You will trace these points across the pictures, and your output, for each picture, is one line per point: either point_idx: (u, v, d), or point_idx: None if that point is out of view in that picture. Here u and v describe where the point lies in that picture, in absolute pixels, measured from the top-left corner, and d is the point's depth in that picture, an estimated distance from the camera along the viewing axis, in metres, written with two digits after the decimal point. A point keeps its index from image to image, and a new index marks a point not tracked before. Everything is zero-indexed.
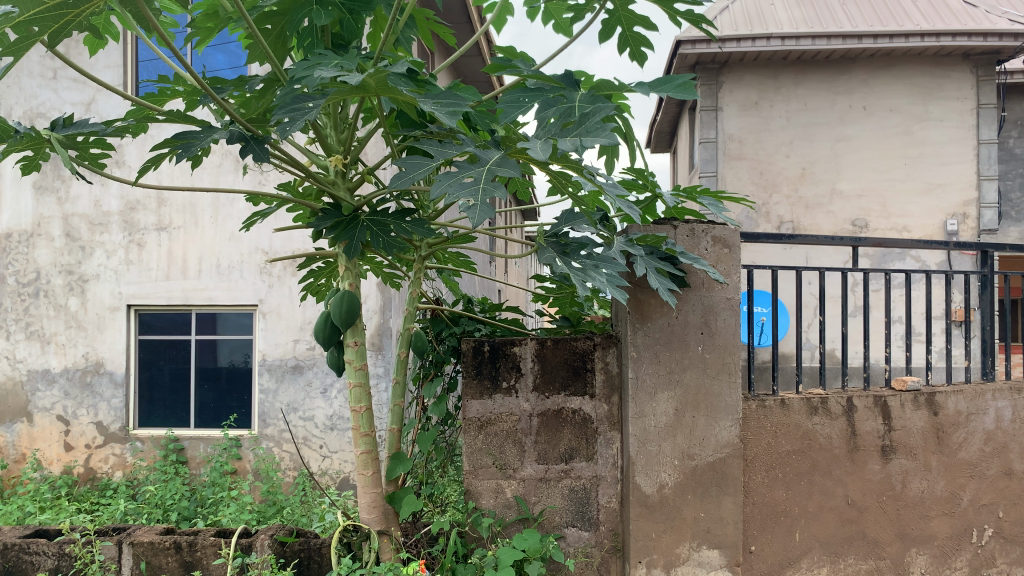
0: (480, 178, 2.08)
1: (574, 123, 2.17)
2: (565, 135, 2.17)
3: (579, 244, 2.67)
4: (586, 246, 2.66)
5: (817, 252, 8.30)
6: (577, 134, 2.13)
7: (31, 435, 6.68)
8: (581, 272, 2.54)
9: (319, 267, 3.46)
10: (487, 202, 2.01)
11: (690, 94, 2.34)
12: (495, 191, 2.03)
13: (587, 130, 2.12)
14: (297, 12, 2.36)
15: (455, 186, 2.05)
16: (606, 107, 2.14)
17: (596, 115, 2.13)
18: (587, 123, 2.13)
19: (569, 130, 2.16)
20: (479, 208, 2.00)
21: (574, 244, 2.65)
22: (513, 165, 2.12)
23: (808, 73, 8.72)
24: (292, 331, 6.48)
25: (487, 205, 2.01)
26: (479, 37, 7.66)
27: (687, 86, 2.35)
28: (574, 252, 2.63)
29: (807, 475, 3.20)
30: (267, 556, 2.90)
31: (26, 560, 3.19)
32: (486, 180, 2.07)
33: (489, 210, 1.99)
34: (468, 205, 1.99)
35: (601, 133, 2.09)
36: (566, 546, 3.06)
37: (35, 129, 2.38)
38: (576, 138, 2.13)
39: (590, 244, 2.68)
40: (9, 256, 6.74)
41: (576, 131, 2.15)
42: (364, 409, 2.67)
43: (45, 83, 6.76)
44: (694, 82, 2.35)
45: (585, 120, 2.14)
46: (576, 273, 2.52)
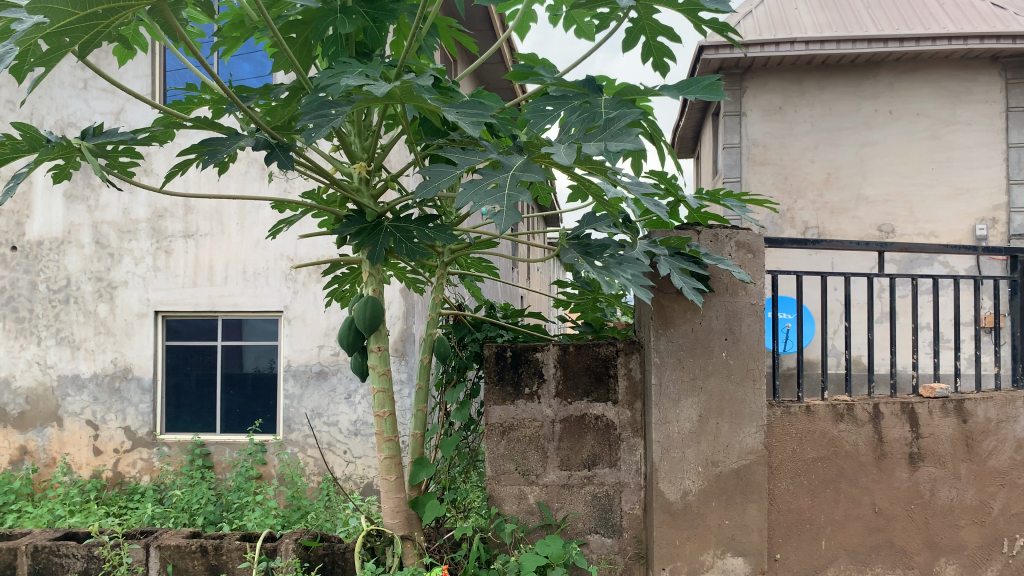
0: (505, 184, 2.09)
1: (598, 128, 2.19)
2: (589, 140, 2.18)
3: (601, 244, 2.67)
4: (610, 247, 2.65)
5: (842, 257, 8.23)
6: (602, 138, 2.15)
7: (62, 440, 6.77)
8: (605, 271, 2.54)
9: (343, 272, 3.49)
10: (512, 207, 2.01)
11: (717, 95, 2.37)
12: (520, 195, 2.04)
13: (611, 134, 2.13)
14: (322, 20, 2.39)
15: (478, 194, 2.08)
16: (631, 112, 2.16)
17: (622, 120, 2.15)
18: (612, 128, 2.15)
19: (594, 135, 2.17)
20: (504, 214, 2.00)
21: (596, 245, 2.63)
22: (537, 170, 2.12)
23: (833, 77, 8.64)
24: (316, 337, 6.53)
25: (513, 209, 2.01)
26: (501, 44, 7.68)
27: (713, 88, 2.37)
28: (596, 253, 2.62)
29: (834, 482, 3.16)
30: (291, 559, 2.95)
31: (56, 561, 3.23)
32: (511, 186, 2.08)
33: (515, 213, 2.01)
34: (494, 210, 2.02)
35: (626, 138, 2.10)
36: (589, 552, 3.05)
37: (67, 138, 2.43)
38: (601, 142, 2.14)
39: (611, 244, 2.66)
40: (40, 263, 6.86)
41: (602, 135, 2.16)
42: (388, 414, 2.69)
43: (76, 94, 6.89)
44: (720, 82, 2.38)
45: (611, 125, 2.15)
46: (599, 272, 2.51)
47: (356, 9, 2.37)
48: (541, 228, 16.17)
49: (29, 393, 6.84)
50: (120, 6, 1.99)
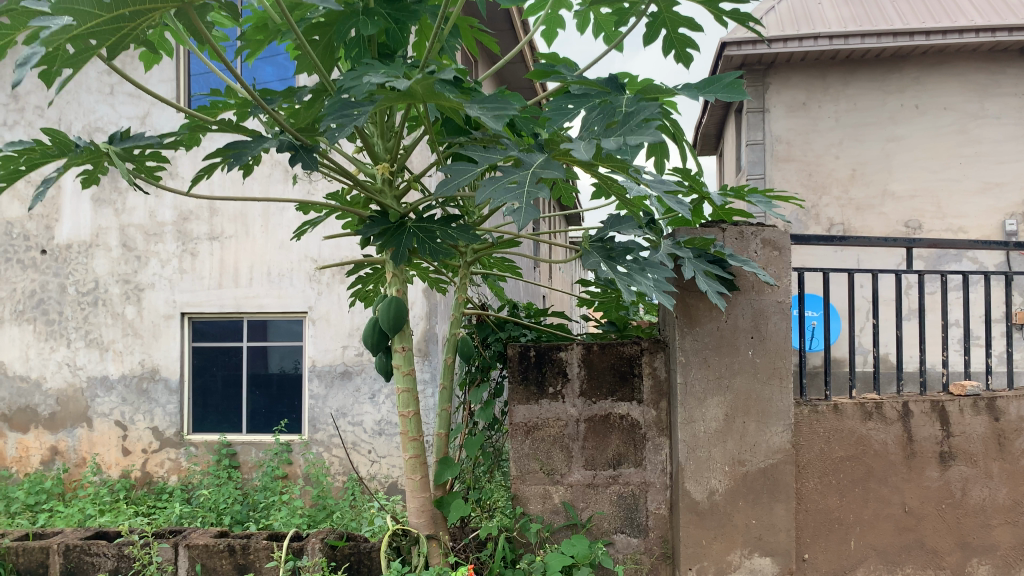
0: (525, 181, 2.10)
1: (618, 122, 2.17)
2: (610, 135, 2.17)
3: (624, 249, 2.66)
4: (633, 251, 2.65)
5: (869, 254, 8.13)
6: (620, 133, 2.13)
7: (91, 440, 6.86)
8: (627, 277, 2.55)
9: (367, 273, 3.51)
10: (531, 205, 2.03)
11: (738, 94, 2.39)
12: (539, 192, 2.05)
13: (631, 129, 2.11)
14: (345, 22, 2.40)
15: (499, 191, 2.08)
16: (650, 105, 2.12)
17: (641, 114, 2.12)
18: (631, 122, 2.12)
19: (613, 130, 2.16)
20: (524, 211, 2.02)
21: (619, 248, 2.63)
22: (556, 166, 2.12)
23: (858, 72, 8.55)
24: (340, 337, 6.56)
25: (532, 207, 2.03)
26: (522, 44, 7.68)
27: (734, 87, 2.40)
28: (620, 257, 2.62)
29: (862, 482, 3.13)
30: (318, 559, 2.97)
31: (87, 560, 3.27)
32: (531, 183, 2.08)
33: (534, 211, 2.03)
34: (513, 209, 2.03)
35: (645, 132, 2.08)
36: (615, 552, 3.04)
37: (95, 142, 2.46)
38: (620, 138, 2.12)
39: (635, 247, 2.66)
40: (69, 266, 6.96)
41: (620, 130, 2.15)
42: (413, 413, 2.70)
43: (103, 99, 6.98)
44: (742, 80, 2.39)
45: (629, 120, 2.13)
46: (622, 277, 2.54)
47: (379, 10, 2.38)
48: (563, 226, 16.17)
49: (59, 394, 6.93)
50: (147, 9, 2.01)
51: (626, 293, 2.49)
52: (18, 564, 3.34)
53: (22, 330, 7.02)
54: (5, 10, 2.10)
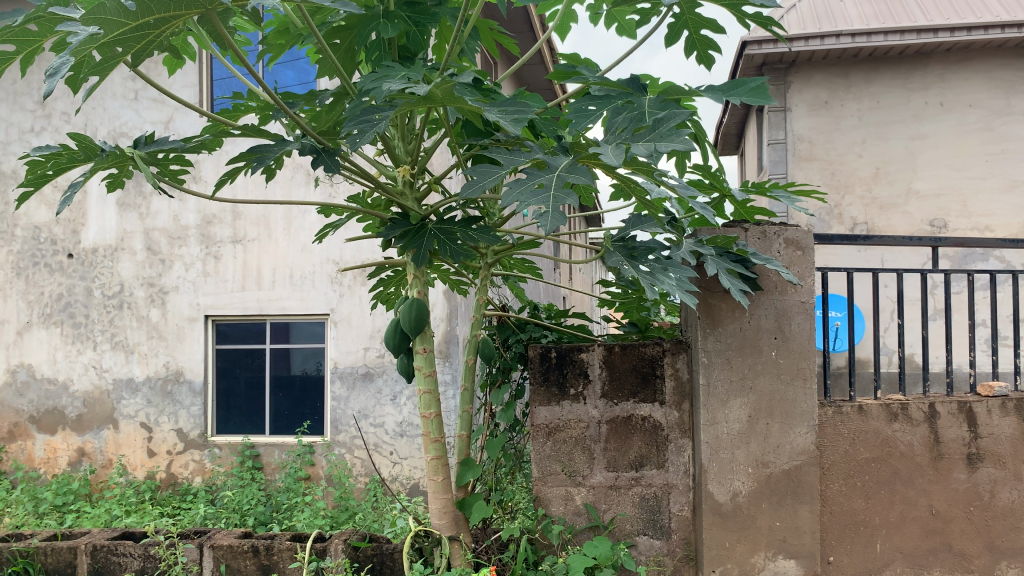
0: (552, 184, 2.11)
1: (646, 128, 2.21)
2: (638, 140, 2.21)
3: (646, 248, 2.65)
4: (655, 250, 2.65)
5: (893, 254, 8.04)
6: (650, 139, 2.18)
7: (117, 442, 6.94)
8: (650, 275, 2.54)
9: (388, 275, 3.51)
10: (558, 209, 2.04)
11: (763, 98, 2.40)
12: (567, 198, 2.05)
13: (661, 135, 2.16)
14: (365, 26, 2.41)
15: (526, 193, 2.08)
16: (680, 112, 2.19)
17: (670, 121, 2.18)
18: (662, 128, 2.18)
19: (642, 135, 2.20)
20: (551, 216, 2.02)
21: (641, 248, 2.63)
22: (583, 170, 2.13)
23: (881, 70, 8.46)
24: (362, 339, 6.59)
25: (559, 211, 2.04)
26: (542, 45, 7.67)
27: (759, 91, 2.41)
28: (642, 256, 2.62)
29: (888, 483, 3.09)
30: (341, 559, 2.99)
31: (114, 560, 3.31)
32: (557, 187, 2.09)
33: (561, 216, 2.03)
34: (541, 212, 2.03)
35: (676, 138, 2.13)
36: (638, 554, 3.03)
37: (120, 147, 2.50)
38: (650, 143, 2.17)
39: (657, 247, 2.66)
40: (95, 270, 7.05)
41: (649, 135, 2.20)
42: (434, 414, 2.72)
43: (127, 104, 7.07)
44: (768, 85, 2.39)
45: (659, 126, 2.18)
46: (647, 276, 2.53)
47: (399, 13, 2.38)
48: (582, 228, 16.18)
49: (86, 397, 7.02)
50: (171, 16, 2.03)
51: (649, 291, 2.47)
52: (46, 564, 3.38)
53: (49, 333, 7.12)
54: (33, 18, 2.13)
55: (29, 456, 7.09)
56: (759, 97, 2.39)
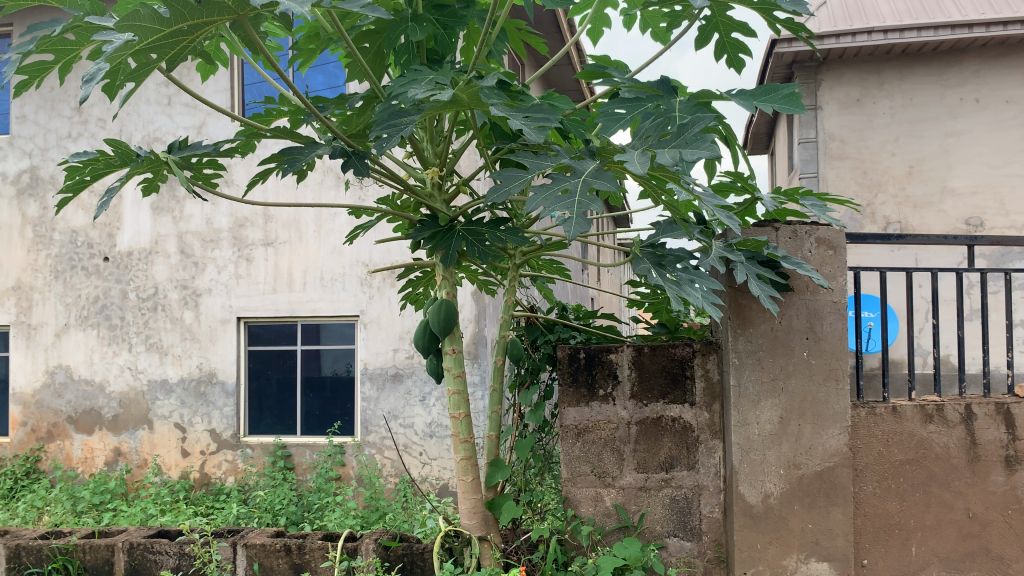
0: (576, 190, 2.11)
1: (672, 134, 2.19)
2: (663, 146, 2.19)
3: (675, 257, 2.66)
4: (683, 259, 2.66)
5: (927, 253, 7.92)
6: (676, 145, 2.15)
7: (152, 442, 7.05)
8: (676, 286, 2.55)
9: (417, 275, 3.52)
10: (583, 216, 2.05)
11: (796, 106, 2.39)
12: (591, 204, 2.05)
13: (686, 141, 2.13)
14: (394, 29, 2.43)
15: (549, 200, 2.09)
16: (706, 117, 2.16)
17: (696, 126, 2.15)
18: (687, 134, 2.15)
19: (668, 141, 2.17)
20: (575, 221, 2.04)
21: (670, 256, 2.65)
22: (609, 177, 2.13)
23: (914, 66, 8.35)
24: (391, 340, 6.64)
25: (583, 218, 2.05)
26: (570, 46, 7.67)
27: (793, 98, 2.40)
28: (670, 265, 2.64)
29: (923, 486, 3.05)
30: (372, 559, 3.01)
31: (150, 558, 3.36)
32: (582, 192, 2.09)
33: (585, 224, 2.04)
34: (565, 219, 2.05)
35: (702, 145, 2.11)
36: (668, 555, 3.02)
37: (155, 152, 2.55)
38: (676, 150, 2.15)
39: (686, 256, 2.68)
40: (130, 273, 7.18)
41: (673, 142, 2.17)
42: (463, 415, 2.73)
43: (161, 109, 7.19)
44: (800, 92, 2.39)
45: (685, 131, 2.15)
46: (672, 286, 2.54)
47: (427, 16, 2.40)
48: (610, 229, 16.12)
49: (122, 397, 7.14)
50: (203, 23, 2.06)
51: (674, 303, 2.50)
52: (85, 561, 3.44)
53: (86, 335, 7.26)
54: (70, 27, 2.18)
55: (67, 455, 7.24)
56: (792, 105, 2.38)
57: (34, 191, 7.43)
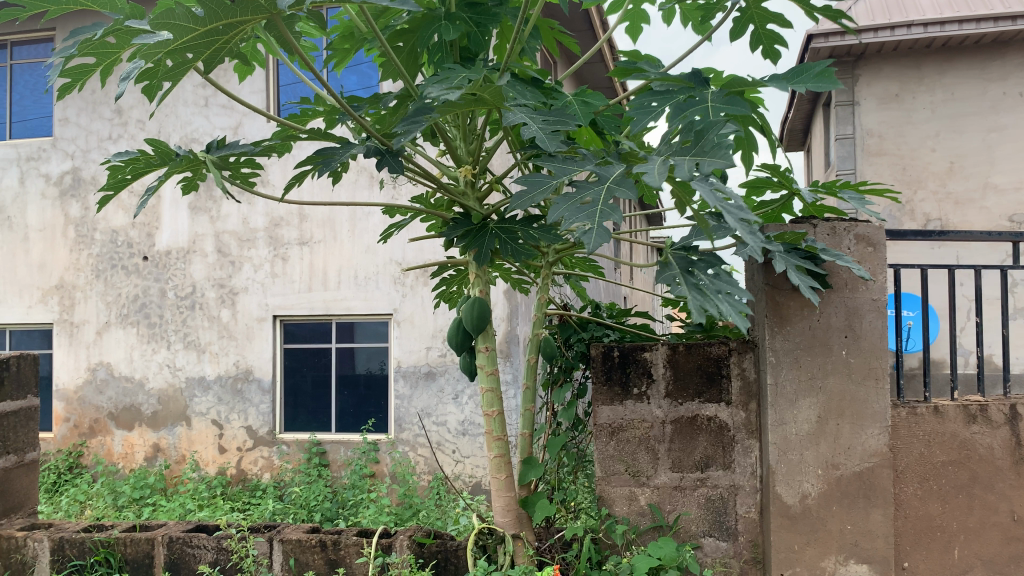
0: (598, 199, 2.11)
1: (692, 141, 2.17)
2: (684, 153, 2.18)
3: (707, 262, 2.65)
4: (714, 264, 2.64)
5: (969, 250, 7.76)
6: (694, 154, 2.14)
7: (190, 438, 7.16)
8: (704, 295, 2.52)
9: (450, 274, 3.53)
10: (603, 226, 2.03)
11: (829, 82, 2.34)
12: (611, 214, 2.05)
13: (705, 150, 2.12)
14: (427, 28, 2.44)
15: (571, 210, 2.10)
16: (722, 123, 2.13)
17: (714, 132, 2.13)
18: (707, 141, 2.13)
19: (687, 149, 2.17)
20: (595, 232, 2.02)
21: (701, 261, 2.64)
22: (631, 184, 2.09)
23: (955, 61, 8.18)
24: (424, 339, 6.67)
25: (603, 228, 2.03)
26: (603, 43, 7.64)
27: (825, 75, 2.35)
28: (700, 269, 2.62)
29: (966, 488, 2.98)
30: (406, 556, 3.02)
31: (189, 552, 3.41)
32: (604, 201, 2.09)
33: (605, 232, 2.02)
34: (585, 230, 2.04)
35: (721, 153, 2.09)
36: (703, 555, 2.99)
37: (193, 151, 2.58)
38: (694, 158, 2.13)
39: (719, 260, 2.65)
40: (168, 272, 7.30)
41: (694, 151, 2.16)
42: (497, 412, 2.73)
43: (198, 111, 7.30)
44: (833, 70, 2.34)
45: (703, 138, 2.13)
46: (694, 294, 2.49)
47: (460, 15, 2.41)
48: (643, 227, 16.03)
49: (161, 394, 7.26)
50: (238, 22, 2.08)
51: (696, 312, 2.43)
52: (126, 554, 3.50)
53: (126, 333, 7.39)
54: (112, 31, 2.20)
55: (109, 451, 7.38)
56: (824, 82, 2.34)
57: (76, 192, 7.60)
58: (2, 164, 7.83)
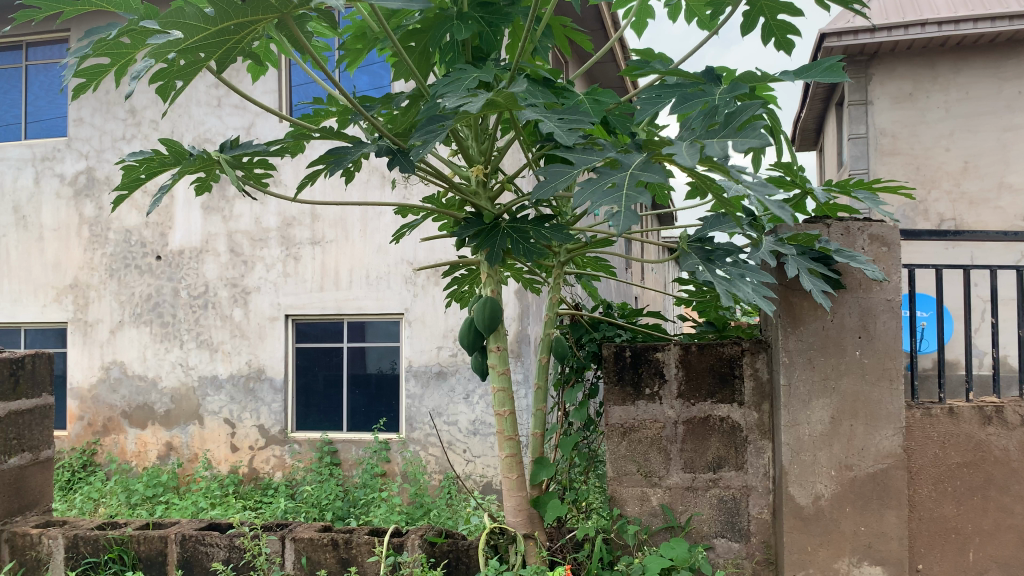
0: (623, 183, 2.09)
1: (720, 124, 2.13)
2: (712, 136, 2.13)
3: (724, 251, 2.62)
4: (732, 253, 2.62)
5: (984, 250, 7.69)
6: (724, 136, 2.10)
7: (203, 437, 7.20)
8: (727, 281, 2.50)
9: (462, 274, 3.54)
10: (630, 209, 2.00)
11: (838, 76, 2.32)
12: (638, 197, 2.02)
13: (735, 132, 2.09)
14: (438, 28, 2.44)
15: (596, 194, 2.08)
16: (753, 106, 2.09)
17: (744, 115, 2.09)
18: (737, 123, 2.08)
19: (715, 131, 2.13)
20: (623, 215, 1.99)
21: (718, 251, 2.62)
22: (656, 169, 2.09)
23: (970, 59, 8.12)
24: (435, 338, 6.68)
25: (631, 211, 2.00)
26: (614, 43, 7.63)
27: (834, 69, 2.34)
28: (719, 259, 2.60)
29: (981, 490, 2.96)
30: (418, 555, 3.02)
31: (201, 550, 3.43)
32: (629, 185, 2.07)
33: (633, 215, 1.99)
34: (613, 212, 2.02)
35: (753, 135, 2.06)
36: (715, 556, 2.98)
37: (207, 151, 2.59)
38: (724, 140, 2.09)
39: (736, 250, 2.63)
40: (181, 272, 7.34)
41: (722, 133, 2.12)
42: (508, 412, 2.73)
43: (211, 111, 7.33)
44: (843, 64, 2.33)
45: (733, 120, 2.09)
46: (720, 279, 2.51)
47: (472, 14, 2.40)
48: (655, 226, 15.98)
49: (174, 393, 7.30)
50: (250, 21, 2.08)
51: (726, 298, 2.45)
52: (139, 552, 3.52)
53: (139, 332, 7.44)
54: (126, 31, 2.21)
55: (122, 449, 7.43)
56: (832, 75, 2.32)
57: (90, 192, 7.64)
58: (18, 164, 7.89)
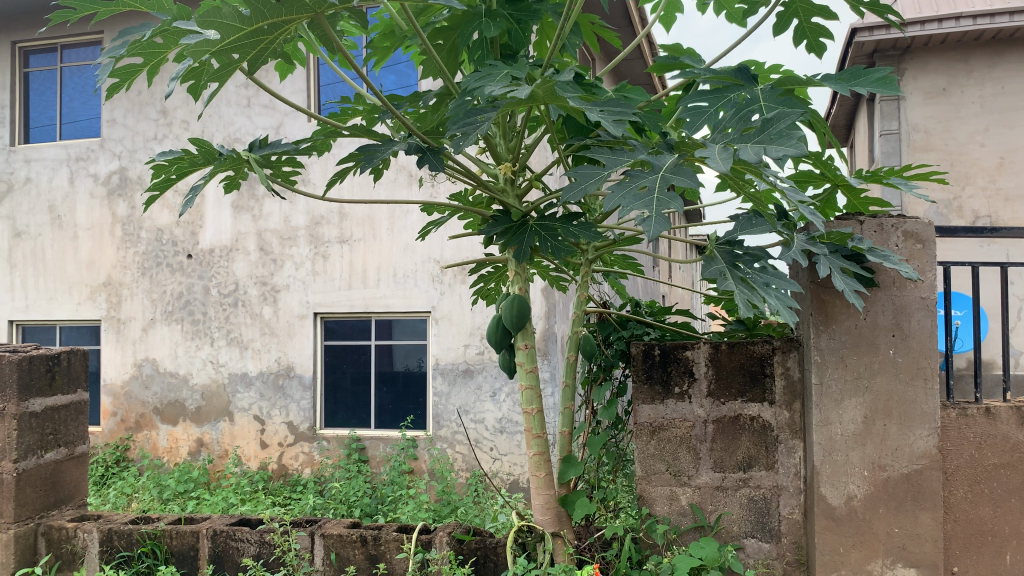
0: (654, 187, 2.08)
1: (755, 129, 2.13)
2: (745, 140, 2.13)
3: (752, 256, 2.59)
4: (760, 258, 2.59)
5: (1020, 248, 7.53)
6: (759, 140, 2.09)
7: (232, 433, 7.27)
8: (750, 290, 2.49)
9: (489, 271, 3.53)
10: (662, 215, 1.99)
11: (890, 88, 2.32)
12: (670, 202, 2.01)
13: (770, 137, 2.08)
14: (466, 26, 2.45)
15: (628, 197, 2.08)
16: (791, 113, 2.09)
17: (782, 122, 2.08)
18: (772, 129, 2.09)
19: (750, 135, 2.12)
20: (654, 220, 1.99)
21: (746, 256, 2.59)
22: (688, 172, 2.05)
23: (1006, 53, 7.96)
24: (462, 336, 6.69)
25: (662, 216, 1.99)
26: (641, 38, 7.60)
27: (886, 80, 2.34)
28: (746, 264, 2.58)
29: (1019, 492, 2.90)
30: (445, 552, 3.04)
31: (232, 546, 3.46)
32: (661, 189, 2.05)
33: (665, 221, 1.99)
34: (644, 216, 2.00)
35: (787, 142, 2.05)
36: (746, 557, 2.95)
37: (237, 150, 2.61)
38: (759, 145, 2.08)
39: (765, 255, 2.60)
40: (212, 270, 7.42)
41: (757, 138, 2.11)
42: (536, 410, 2.70)
43: (241, 111, 7.41)
44: (894, 75, 2.33)
45: (769, 127, 2.09)
46: (742, 287, 2.49)
47: (502, 12, 2.39)
48: (683, 224, 15.86)
49: (204, 390, 7.39)
50: (283, 21, 2.10)
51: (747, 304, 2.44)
52: (172, 546, 3.56)
53: (171, 329, 7.54)
54: (159, 31, 2.23)
55: (154, 445, 7.53)
56: (885, 87, 2.33)
57: (123, 191, 7.76)
58: (53, 164, 8.02)
